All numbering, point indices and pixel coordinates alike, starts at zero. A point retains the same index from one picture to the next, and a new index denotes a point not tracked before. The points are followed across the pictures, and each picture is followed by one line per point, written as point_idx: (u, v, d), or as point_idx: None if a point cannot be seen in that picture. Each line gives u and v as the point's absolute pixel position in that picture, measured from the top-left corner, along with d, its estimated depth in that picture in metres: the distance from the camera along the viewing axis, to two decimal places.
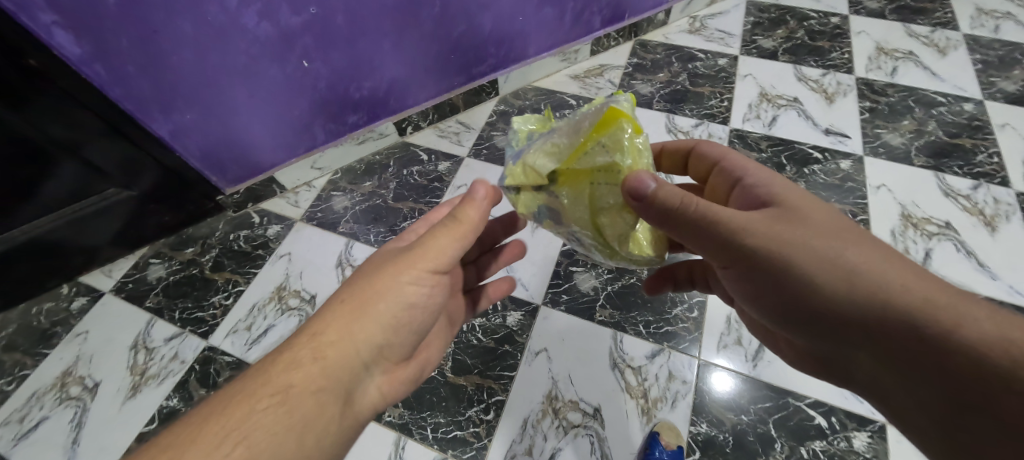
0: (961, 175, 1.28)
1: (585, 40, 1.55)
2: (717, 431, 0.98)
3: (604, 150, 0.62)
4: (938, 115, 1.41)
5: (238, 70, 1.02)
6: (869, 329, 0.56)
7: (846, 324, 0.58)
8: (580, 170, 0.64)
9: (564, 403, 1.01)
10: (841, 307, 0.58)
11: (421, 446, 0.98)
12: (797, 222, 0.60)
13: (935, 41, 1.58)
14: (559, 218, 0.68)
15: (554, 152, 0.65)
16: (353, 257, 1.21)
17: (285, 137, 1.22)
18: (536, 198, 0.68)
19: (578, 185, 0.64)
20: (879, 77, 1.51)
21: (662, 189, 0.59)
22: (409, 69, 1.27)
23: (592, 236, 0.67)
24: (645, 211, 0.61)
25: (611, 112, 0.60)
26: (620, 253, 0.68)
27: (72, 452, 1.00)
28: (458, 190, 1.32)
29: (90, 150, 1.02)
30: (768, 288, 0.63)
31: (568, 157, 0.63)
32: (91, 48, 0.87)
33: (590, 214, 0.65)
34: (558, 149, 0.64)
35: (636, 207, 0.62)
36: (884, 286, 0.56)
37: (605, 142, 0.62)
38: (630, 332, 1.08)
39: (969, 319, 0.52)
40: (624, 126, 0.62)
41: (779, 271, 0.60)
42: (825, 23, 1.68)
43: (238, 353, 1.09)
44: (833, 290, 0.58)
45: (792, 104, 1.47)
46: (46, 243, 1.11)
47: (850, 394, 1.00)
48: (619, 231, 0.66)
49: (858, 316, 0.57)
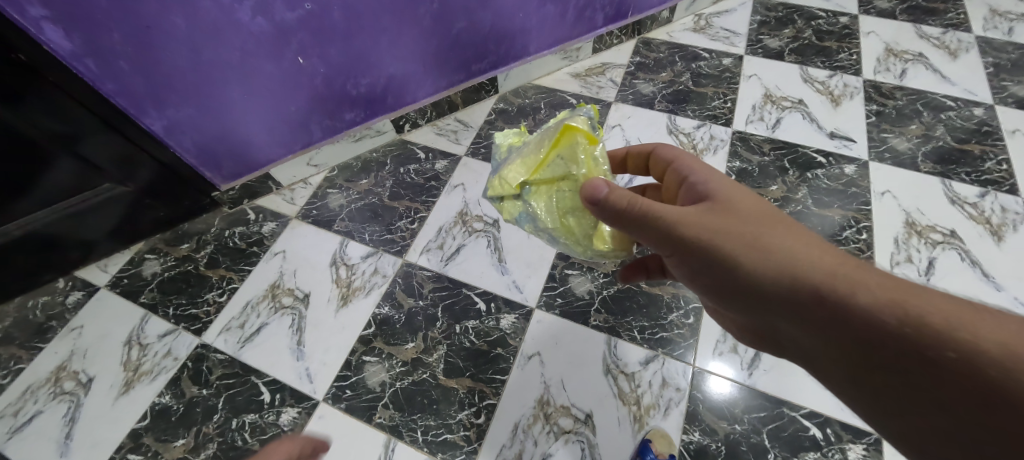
0: (969, 182, 1.26)
1: (587, 38, 1.53)
2: (709, 440, 0.96)
3: (564, 162, 0.72)
4: (947, 119, 1.37)
5: (232, 66, 1.01)
6: (798, 315, 0.57)
7: (782, 313, 0.58)
8: (547, 180, 0.73)
9: (555, 408, 1.00)
10: (772, 292, 0.58)
11: (411, 448, 0.97)
12: (727, 211, 0.61)
13: (946, 43, 1.54)
14: (534, 222, 0.76)
15: (526, 165, 0.75)
16: (347, 256, 1.21)
17: (281, 134, 1.21)
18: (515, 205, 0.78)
19: (547, 193, 0.74)
20: (887, 79, 1.48)
21: (611, 192, 0.63)
22: (408, 66, 1.25)
23: (561, 236, 0.75)
24: (597, 211, 0.65)
25: (564, 128, 0.70)
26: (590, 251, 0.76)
27: (65, 446, 1.00)
28: (454, 190, 1.31)
29: (85, 145, 1.01)
30: (712, 280, 0.63)
31: (533, 168, 0.74)
32: (82, 43, 0.87)
33: (557, 215, 0.74)
34: (529, 162, 0.75)
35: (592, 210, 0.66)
36: (806, 268, 0.56)
37: (564, 155, 0.72)
38: (625, 337, 1.07)
39: (885, 292, 0.52)
40: (579, 139, 0.71)
41: (716, 261, 0.61)
42: (834, 23, 1.64)
43: (230, 351, 1.09)
44: (763, 276, 0.58)
45: (797, 106, 1.44)
46: (42, 238, 1.11)
47: (846, 405, 0.98)
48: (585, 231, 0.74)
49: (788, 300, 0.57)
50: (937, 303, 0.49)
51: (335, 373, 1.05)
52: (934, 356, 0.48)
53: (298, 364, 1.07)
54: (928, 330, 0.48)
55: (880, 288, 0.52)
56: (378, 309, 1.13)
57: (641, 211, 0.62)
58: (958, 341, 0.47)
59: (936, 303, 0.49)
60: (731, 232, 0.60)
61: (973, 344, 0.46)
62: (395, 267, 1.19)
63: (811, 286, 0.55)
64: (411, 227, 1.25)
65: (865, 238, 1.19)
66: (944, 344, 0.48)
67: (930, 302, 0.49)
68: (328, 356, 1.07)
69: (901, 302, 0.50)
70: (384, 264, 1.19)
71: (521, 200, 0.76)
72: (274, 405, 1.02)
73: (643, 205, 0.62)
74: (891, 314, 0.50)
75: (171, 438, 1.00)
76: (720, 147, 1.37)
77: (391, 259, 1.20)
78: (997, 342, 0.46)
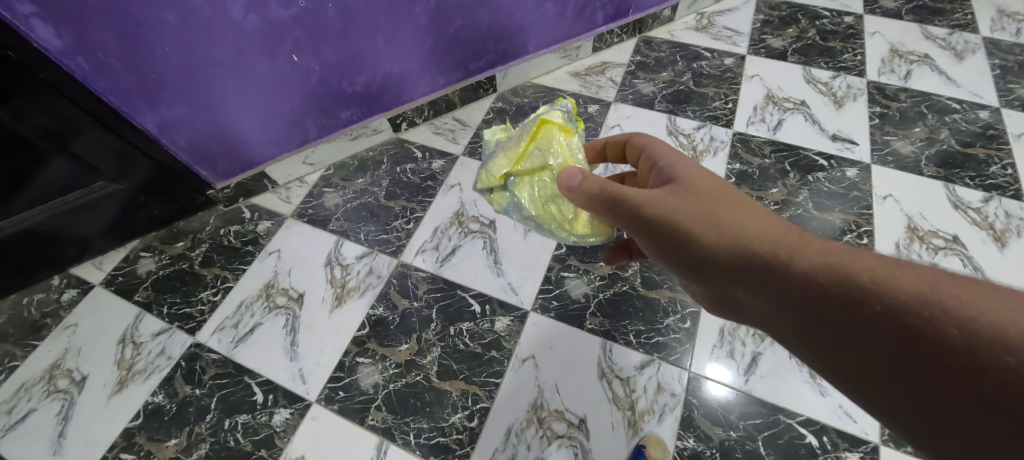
0: (973, 187, 1.24)
1: (587, 37, 1.51)
2: (704, 446, 0.96)
3: (541, 152, 0.76)
4: (952, 122, 1.35)
5: (226, 64, 1.00)
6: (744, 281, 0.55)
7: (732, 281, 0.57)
8: (528, 170, 0.77)
9: (549, 413, 0.99)
10: (720, 261, 0.57)
11: (403, 451, 0.96)
12: (683, 191, 0.62)
13: (953, 44, 1.51)
14: (519, 211, 0.80)
15: (508, 156, 0.79)
16: (342, 256, 1.20)
17: (277, 132, 1.20)
18: (500, 193, 0.82)
19: (530, 181, 0.77)
20: (892, 80, 1.46)
21: (587, 180, 0.67)
22: (405, 64, 1.24)
23: (544, 222, 0.79)
24: (577, 200, 0.69)
25: (539, 121, 0.75)
26: (572, 237, 0.79)
27: (57, 445, 1.00)
28: (450, 190, 1.30)
29: (77, 143, 1.01)
30: (674, 257, 0.63)
31: (515, 160, 0.78)
32: (72, 40, 0.86)
33: (540, 204, 0.77)
34: (511, 153, 0.79)
35: (569, 196, 0.70)
36: (749, 234, 0.56)
37: (541, 145, 0.76)
38: (620, 341, 1.06)
39: (821, 254, 0.50)
40: (555, 131, 0.76)
41: (672, 231, 0.61)
42: (838, 23, 1.62)
43: (224, 351, 1.09)
44: (714, 251, 0.58)
45: (799, 107, 1.42)
46: (36, 236, 1.11)
47: (843, 413, 0.97)
48: (565, 216, 0.77)
49: (737, 275, 0.56)
50: (868, 262, 0.47)
51: (329, 374, 1.05)
52: (865, 312, 0.45)
53: (291, 364, 1.06)
54: (853, 284, 0.47)
55: (817, 253, 0.51)
56: (373, 310, 1.12)
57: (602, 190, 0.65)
58: (887, 295, 0.45)
59: (869, 260, 0.47)
60: (684, 207, 0.61)
61: (903, 297, 0.44)
62: (390, 267, 1.18)
63: (753, 256, 0.55)
64: (407, 227, 1.24)
65: (866, 243, 1.17)
66: (874, 297, 0.45)
67: (861, 261, 0.48)
68: (322, 357, 1.07)
69: (833, 263, 0.49)
70: (379, 264, 1.19)
71: (507, 190, 0.80)
72: (267, 406, 1.02)
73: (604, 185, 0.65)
74: (824, 274, 0.49)
75: (163, 438, 1.00)
76: (721, 149, 1.35)
77: (386, 260, 1.19)
78: (929, 292, 0.43)
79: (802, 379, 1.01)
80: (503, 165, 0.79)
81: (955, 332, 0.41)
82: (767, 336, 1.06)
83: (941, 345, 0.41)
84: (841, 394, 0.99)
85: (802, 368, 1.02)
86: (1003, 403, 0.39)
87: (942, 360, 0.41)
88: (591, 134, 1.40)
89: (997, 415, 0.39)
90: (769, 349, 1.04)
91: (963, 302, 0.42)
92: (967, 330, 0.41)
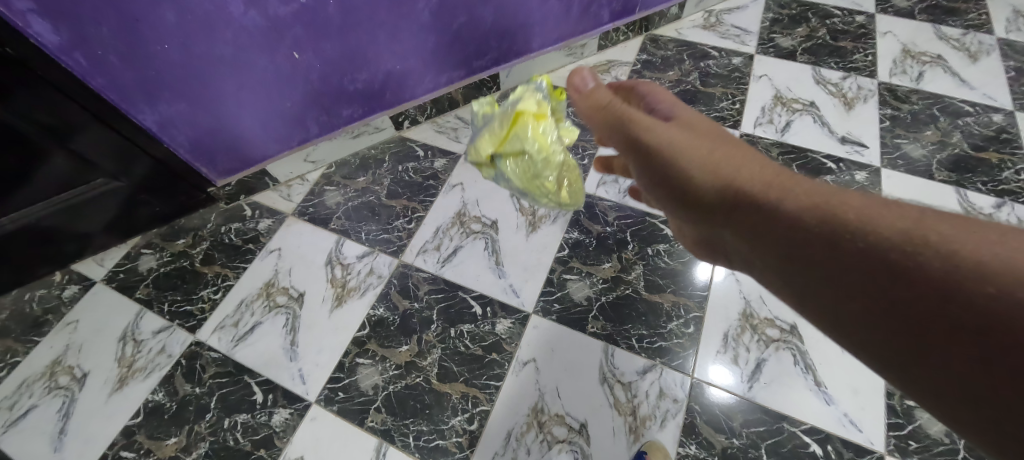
0: (985, 192, 1.21)
1: (592, 34, 1.50)
2: (706, 454, 0.94)
3: (524, 139, 0.82)
4: (964, 126, 1.33)
5: (225, 61, 0.99)
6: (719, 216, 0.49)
7: (707, 218, 0.51)
8: (512, 152, 0.84)
9: (549, 417, 0.99)
10: (696, 196, 0.52)
11: (402, 453, 0.96)
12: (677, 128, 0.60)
13: (967, 45, 1.48)
14: (506, 183, 0.89)
15: (493, 139, 0.86)
16: (343, 255, 1.20)
17: (277, 129, 1.19)
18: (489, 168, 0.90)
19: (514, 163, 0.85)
20: (903, 82, 1.43)
21: (596, 87, 0.72)
22: (407, 62, 1.22)
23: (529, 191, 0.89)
24: (580, 104, 0.74)
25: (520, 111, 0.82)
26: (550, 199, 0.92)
27: (58, 442, 1.00)
28: (452, 189, 1.29)
29: (77, 140, 1.00)
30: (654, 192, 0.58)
31: (499, 142, 0.85)
32: (70, 36, 0.85)
33: (524, 179, 0.86)
34: (495, 137, 0.86)
35: (575, 98, 0.75)
36: (731, 169, 0.50)
37: (523, 134, 0.82)
38: (622, 346, 1.05)
39: (805, 191, 0.44)
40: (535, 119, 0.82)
41: (653, 161, 0.57)
42: (849, 22, 1.59)
43: (224, 350, 1.08)
44: (692, 179, 0.53)
45: (808, 108, 1.40)
46: (37, 232, 1.11)
47: (848, 421, 0.96)
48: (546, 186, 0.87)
49: (712, 208, 0.50)
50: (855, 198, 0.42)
51: (328, 375, 1.04)
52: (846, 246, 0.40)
53: (291, 364, 1.06)
54: (836, 219, 0.41)
55: (802, 190, 0.44)
56: (373, 310, 1.11)
57: (607, 107, 0.67)
58: (872, 228, 0.39)
59: (856, 199, 0.42)
60: (671, 137, 0.58)
61: (888, 230, 0.38)
62: (391, 267, 1.17)
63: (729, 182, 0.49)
64: (409, 227, 1.23)
65: None
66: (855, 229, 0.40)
67: (845, 197, 0.42)
68: (322, 357, 1.06)
69: (819, 202, 0.43)
70: (380, 264, 1.18)
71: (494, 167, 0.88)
72: (267, 405, 1.01)
73: (610, 100, 0.68)
74: (810, 213, 0.42)
75: (163, 436, 1.00)
76: None
77: (387, 259, 1.18)
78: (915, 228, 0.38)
79: (806, 386, 1.00)
80: (489, 147, 0.86)
81: (938, 262, 0.36)
82: (771, 342, 1.04)
83: (923, 276, 0.36)
84: (846, 402, 0.98)
85: (807, 375, 1.01)
86: (990, 333, 0.33)
87: (922, 294, 0.36)
88: None
89: (981, 349, 0.33)
90: (774, 356, 1.03)
91: (953, 237, 0.36)
92: (953, 262, 0.35)
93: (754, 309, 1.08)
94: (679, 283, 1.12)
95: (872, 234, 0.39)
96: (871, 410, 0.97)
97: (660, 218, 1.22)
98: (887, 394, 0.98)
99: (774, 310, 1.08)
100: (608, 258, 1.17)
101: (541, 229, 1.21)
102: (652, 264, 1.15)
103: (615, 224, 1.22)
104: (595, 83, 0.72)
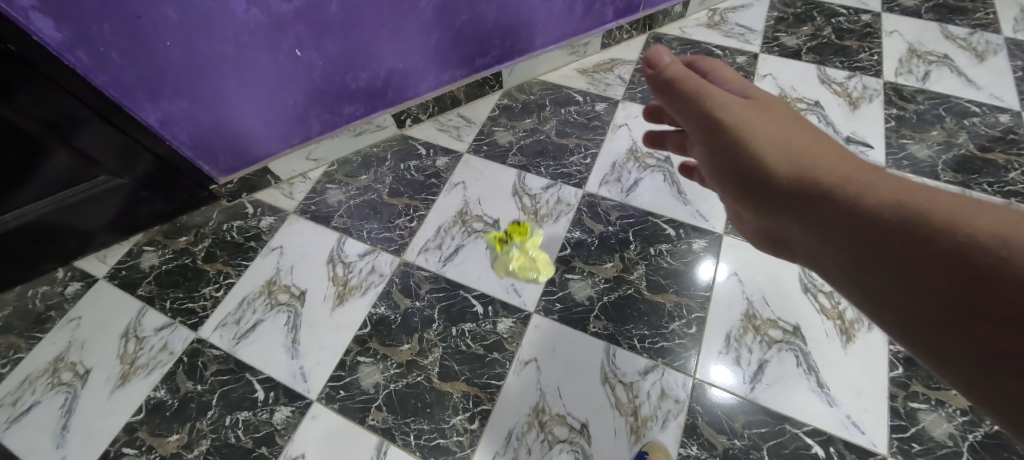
0: (991, 194, 1.20)
1: (596, 32, 1.49)
2: (707, 454, 0.94)
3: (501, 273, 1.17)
4: (971, 126, 1.32)
5: (228, 58, 0.99)
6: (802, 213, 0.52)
7: (791, 213, 0.53)
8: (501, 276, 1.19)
9: (550, 417, 0.98)
10: (778, 192, 0.54)
11: (403, 452, 0.96)
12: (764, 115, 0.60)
13: (973, 44, 1.47)
14: None
15: None
16: (344, 254, 1.20)
17: (280, 127, 1.19)
18: None
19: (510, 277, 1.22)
20: (909, 82, 1.42)
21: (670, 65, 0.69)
22: (409, 60, 1.22)
23: None
24: (652, 81, 0.71)
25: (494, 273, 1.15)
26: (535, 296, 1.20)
27: (61, 437, 1.00)
28: (454, 188, 1.29)
29: (80, 137, 1.00)
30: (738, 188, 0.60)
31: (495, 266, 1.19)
32: (72, 33, 0.85)
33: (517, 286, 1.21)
34: None
35: (649, 76, 0.72)
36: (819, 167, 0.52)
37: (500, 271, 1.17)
38: (624, 346, 1.05)
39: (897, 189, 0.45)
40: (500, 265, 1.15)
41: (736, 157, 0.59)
42: (855, 21, 1.58)
43: (226, 347, 1.08)
44: (770, 175, 0.55)
45: (813, 108, 1.39)
46: (39, 229, 1.11)
47: (850, 423, 0.96)
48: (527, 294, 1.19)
49: (795, 205, 0.52)
50: (941, 195, 0.42)
51: (329, 373, 1.04)
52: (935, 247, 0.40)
53: (292, 362, 1.06)
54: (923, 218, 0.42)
55: (891, 189, 0.45)
56: (374, 308, 1.11)
57: (682, 82, 0.66)
58: (965, 229, 0.39)
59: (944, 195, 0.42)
60: (753, 127, 0.59)
61: (990, 233, 0.38)
62: (392, 266, 1.17)
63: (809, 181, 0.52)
64: (410, 225, 1.23)
65: None
66: (950, 229, 0.40)
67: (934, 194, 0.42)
68: (323, 356, 1.06)
69: (907, 201, 0.44)
70: (381, 263, 1.18)
71: None
72: (268, 403, 1.01)
73: (692, 81, 0.66)
74: (894, 211, 0.44)
75: (165, 433, 1.00)
76: None
77: (389, 258, 1.18)
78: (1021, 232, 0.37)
79: (809, 388, 0.99)
80: None
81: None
82: (774, 343, 1.04)
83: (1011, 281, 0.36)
84: (848, 404, 0.97)
85: (809, 376, 1.00)
86: None
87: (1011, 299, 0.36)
88: (598, 132, 1.37)
89: None
90: (776, 357, 1.03)
91: None
92: None
93: (756, 310, 1.08)
94: (681, 283, 1.12)
95: (971, 241, 0.39)
96: (874, 412, 0.96)
97: (663, 218, 1.21)
98: (890, 396, 0.97)
99: (777, 311, 1.08)
100: (610, 257, 1.16)
101: (543, 229, 1.21)
102: (654, 264, 1.15)
103: (617, 224, 1.21)
104: (670, 59, 0.69)
